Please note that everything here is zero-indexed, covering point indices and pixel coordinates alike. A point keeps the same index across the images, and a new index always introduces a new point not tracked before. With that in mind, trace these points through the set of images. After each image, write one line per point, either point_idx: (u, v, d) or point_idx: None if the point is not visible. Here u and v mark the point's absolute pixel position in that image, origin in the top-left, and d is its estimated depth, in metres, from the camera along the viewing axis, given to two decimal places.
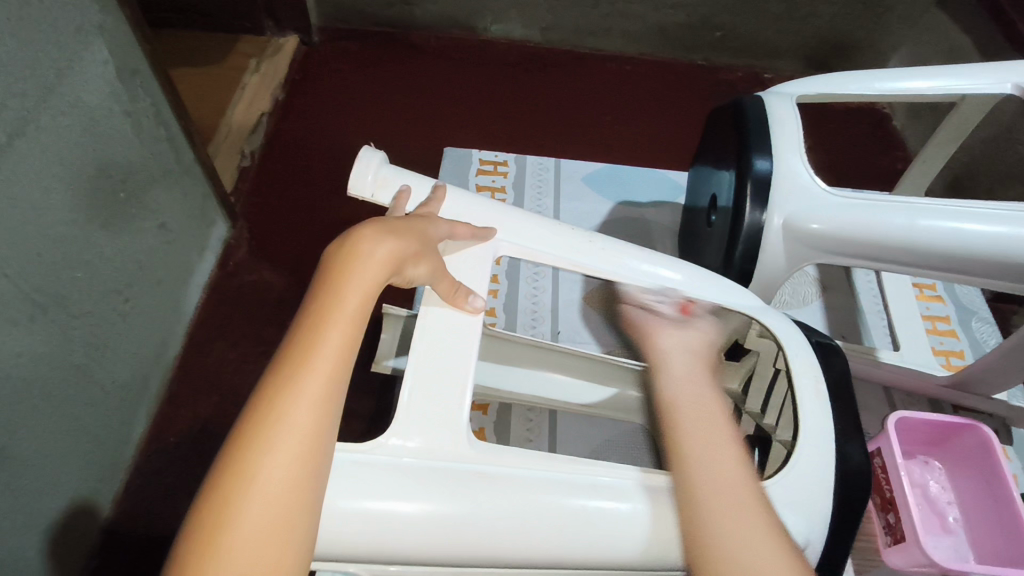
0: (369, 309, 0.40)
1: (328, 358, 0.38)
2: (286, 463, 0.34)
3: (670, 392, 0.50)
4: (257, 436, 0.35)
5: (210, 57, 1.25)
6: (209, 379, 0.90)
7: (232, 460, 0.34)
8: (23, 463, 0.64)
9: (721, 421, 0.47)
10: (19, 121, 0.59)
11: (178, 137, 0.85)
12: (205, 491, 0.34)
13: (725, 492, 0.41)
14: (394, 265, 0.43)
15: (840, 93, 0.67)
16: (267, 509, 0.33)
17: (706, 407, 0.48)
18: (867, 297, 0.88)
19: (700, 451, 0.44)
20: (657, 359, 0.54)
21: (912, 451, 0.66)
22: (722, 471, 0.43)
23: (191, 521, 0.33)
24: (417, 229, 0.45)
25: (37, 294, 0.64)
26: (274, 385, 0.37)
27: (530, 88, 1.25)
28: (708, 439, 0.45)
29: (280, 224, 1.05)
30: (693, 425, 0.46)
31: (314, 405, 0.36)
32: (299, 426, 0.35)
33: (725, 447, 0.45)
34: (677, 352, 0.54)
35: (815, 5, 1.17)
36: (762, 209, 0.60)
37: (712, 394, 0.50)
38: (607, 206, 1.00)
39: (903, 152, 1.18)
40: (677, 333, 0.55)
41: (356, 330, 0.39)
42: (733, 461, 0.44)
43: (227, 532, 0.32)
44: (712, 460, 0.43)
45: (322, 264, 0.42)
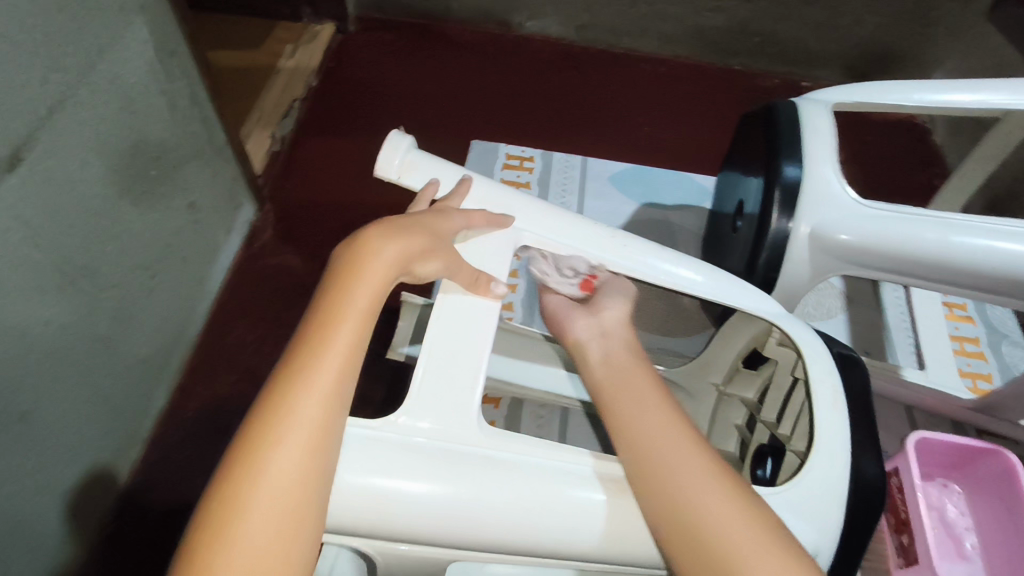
0: (378, 307, 0.41)
1: (339, 354, 0.38)
2: (296, 455, 0.35)
3: (594, 377, 0.48)
4: (267, 429, 0.35)
5: (247, 41, 1.28)
6: (229, 357, 0.91)
7: (241, 452, 0.34)
8: (46, 428, 0.66)
9: (649, 388, 0.45)
10: (59, 95, 0.61)
11: (212, 118, 0.87)
12: (214, 483, 0.34)
13: (672, 458, 0.41)
14: (404, 264, 0.43)
15: (876, 103, 0.65)
16: (277, 500, 0.33)
17: (629, 379, 0.46)
18: (894, 312, 0.86)
19: (634, 425, 0.43)
20: (576, 348, 0.51)
21: (930, 473, 0.65)
22: (662, 438, 0.42)
23: (202, 512, 0.33)
24: (430, 226, 0.45)
25: (68, 264, 0.66)
26: (283, 379, 0.37)
27: (561, 86, 1.24)
28: (632, 402, 0.44)
29: (306, 209, 1.06)
30: (627, 405, 0.44)
31: (323, 399, 0.37)
32: (309, 420, 0.36)
33: (656, 412, 0.43)
34: (593, 339, 0.51)
35: (858, 13, 1.14)
36: (789, 216, 0.59)
37: (638, 364, 0.48)
38: (631, 207, 0.99)
39: (940, 167, 1.15)
40: (591, 315, 0.52)
41: (365, 328, 0.40)
42: (669, 424, 0.43)
43: (237, 523, 0.32)
44: (648, 429, 0.42)
45: (331, 263, 0.42)
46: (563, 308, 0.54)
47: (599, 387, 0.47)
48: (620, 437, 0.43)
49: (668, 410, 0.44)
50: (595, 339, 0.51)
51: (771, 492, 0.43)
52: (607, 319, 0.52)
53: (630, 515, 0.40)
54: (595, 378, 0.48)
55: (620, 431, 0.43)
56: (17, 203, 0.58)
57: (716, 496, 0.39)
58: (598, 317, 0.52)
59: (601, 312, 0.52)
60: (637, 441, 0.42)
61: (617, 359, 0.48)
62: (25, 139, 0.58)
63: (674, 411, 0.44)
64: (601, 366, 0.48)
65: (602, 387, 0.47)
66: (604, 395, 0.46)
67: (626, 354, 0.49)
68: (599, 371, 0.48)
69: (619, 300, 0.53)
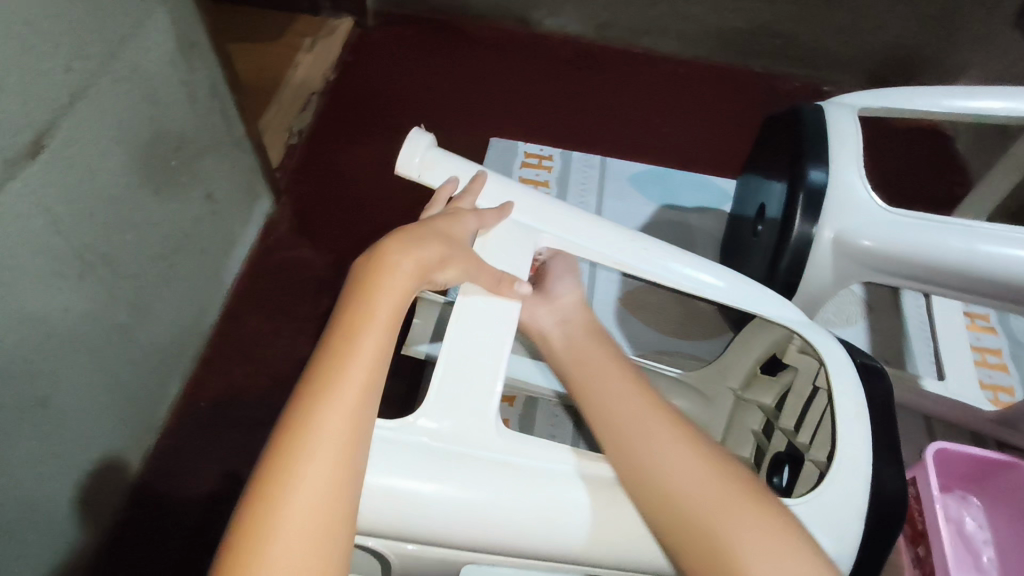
0: (399, 318, 0.40)
1: (363, 366, 0.38)
2: (323, 471, 0.34)
3: (562, 364, 0.51)
4: (296, 444, 0.34)
5: (266, 34, 1.28)
6: (244, 349, 0.92)
7: (270, 469, 0.34)
8: (63, 413, 0.66)
9: (613, 367, 0.48)
10: (81, 83, 0.61)
11: (231, 110, 0.87)
12: (243, 501, 0.34)
13: (637, 426, 0.43)
14: (422, 274, 0.43)
15: (904, 108, 0.64)
16: (308, 515, 0.33)
17: (589, 355, 0.50)
18: (914, 321, 0.85)
19: (601, 403, 0.46)
20: (539, 337, 0.54)
21: (949, 484, 0.63)
22: (625, 410, 0.44)
23: (232, 531, 0.33)
24: (447, 232, 0.45)
25: (87, 252, 0.66)
26: (306, 395, 0.36)
27: (580, 85, 1.24)
28: (592, 380, 0.48)
29: (324, 202, 1.07)
30: (586, 385, 0.48)
31: (347, 412, 0.36)
32: (337, 433, 0.35)
33: (620, 388, 0.46)
34: (554, 327, 0.53)
35: (881, 17, 1.13)
36: (812, 221, 0.58)
37: (604, 347, 0.51)
38: (650, 208, 0.98)
39: (963, 176, 1.14)
40: (547, 300, 0.55)
41: (387, 341, 0.39)
42: (631, 397, 0.45)
43: (267, 539, 0.32)
44: (613, 404, 0.45)
45: (351, 277, 0.42)
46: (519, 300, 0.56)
47: (569, 372, 0.50)
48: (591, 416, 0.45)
49: (632, 386, 0.46)
50: (557, 322, 0.54)
51: (793, 502, 0.43)
52: (561, 302, 0.55)
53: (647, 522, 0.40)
54: (563, 365, 0.51)
55: (589, 410, 0.46)
56: (38, 189, 0.59)
57: (681, 460, 0.41)
58: (552, 300, 0.55)
59: (552, 295, 0.56)
60: (605, 416, 0.44)
61: (582, 343, 0.51)
62: (47, 126, 0.58)
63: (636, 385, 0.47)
64: (566, 352, 0.51)
65: (570, 373, 0.50)
66: (572, 380, 0.49)
67: (592, 339, 0.52)
68: (567, 358, 0.51)
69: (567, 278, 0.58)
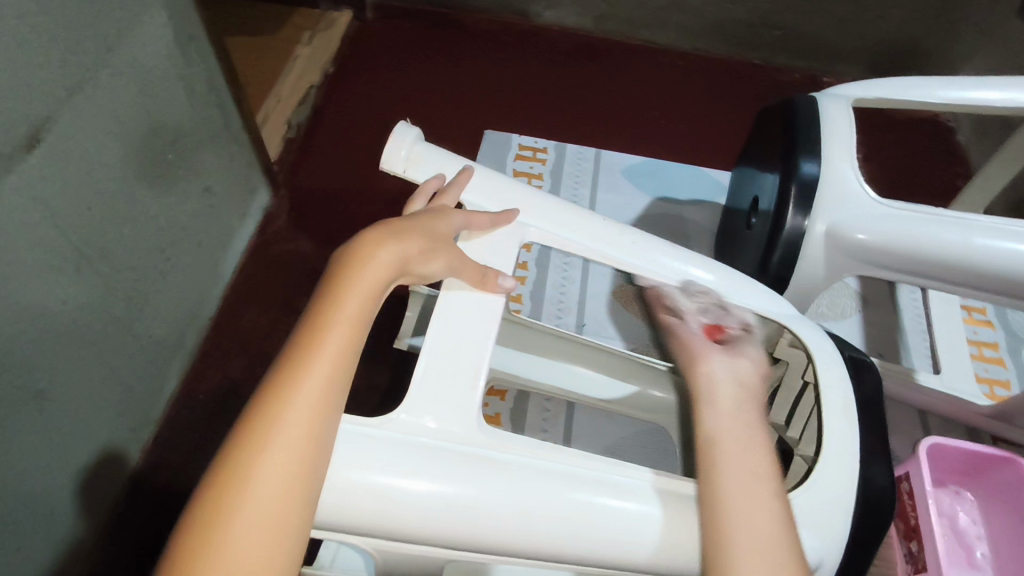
0: (370, 310, 0.40)
1: (328, 360, 0.37)
2: (281, 464, 0.34)
3: (712, 425, 0.44)
4: (253, 437, 0.34)
5: (264, 27, 1.28)
6: (241, 341, 0.92)
7: (228, 459, 0.34)
8: (62, 406, 0.67)
9: (765, 467, 0.42)
10: (80, 76, 0.61)
11: (228, 103, 0.87)
12: (202, 489, 0.34)
13: (764, 550, 0.38)
14: (402, 267, 0.43)
15: (899, 99, 0.63)
16: (262, 510, 0.33)
17: (751, 443, 0.43)
18: (910, 314, 0.84)
19: (741, 511, 0.39)
20: (702, 385, 0.47)
21: (943, 479, 0.63)
22: (762, 540, 0.38)
23: (188, 518, 0.33)
24: (428, 226, 0.45)
25: (84, 245, 0.66)
26: (272, 385, 0.36)
27: (578, 77, 1.23)
28: (749, 472, 0.41)
29: (319, 196, 1.07)
30: (736, 469, 0.41)
31: (310, 404, 0.36)
32: (296, 426, 0.35)
33: (765, 501, 0.40)
34: (726, 379, 0.47)
35: (884, 8, 1.11)
36: (804, 214, 0.57)
37: (759, 436, 0.44)
38: (645, 201, 0.98)
39: (963, 168, 1.12)
40: (727, 357, 0.49)
41: (356, 333, 0.39)
42: (777, 520, 0.39)
43: (222, 529, 0.32)
44: (750, 519, 0.39)
45: (329, 267, 0.42)
46: (699, 343, 0.50)
47: (714, 437, 0.43)
48: (715, 502, 0.40)
49: (781, 504, 0.40)
50: (728, 384, 0.47)
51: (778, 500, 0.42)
52: (744, 366, 0.48)
53: (631, 520, 0.40)
54: (705, 423, 0.44)
55: (720, 496, 0.40)
56: (35, 182, 0.59)
57: None
58: (734, 362, 0.48)
59: (736, 357, 0.49)
60: (739, 518, 0.39)
61: (744, 422, 0.44)
62: (44, 120, 0.58)
63: (782, 505, 0.40)
64: (715, 416, 0.44)
65: (716, 438, 0.43)
66: (714, 446, 0.42)
67: (749, 413, 0.45)
68: (720, 421, 0.44)
69: (752, 352, 0.50)
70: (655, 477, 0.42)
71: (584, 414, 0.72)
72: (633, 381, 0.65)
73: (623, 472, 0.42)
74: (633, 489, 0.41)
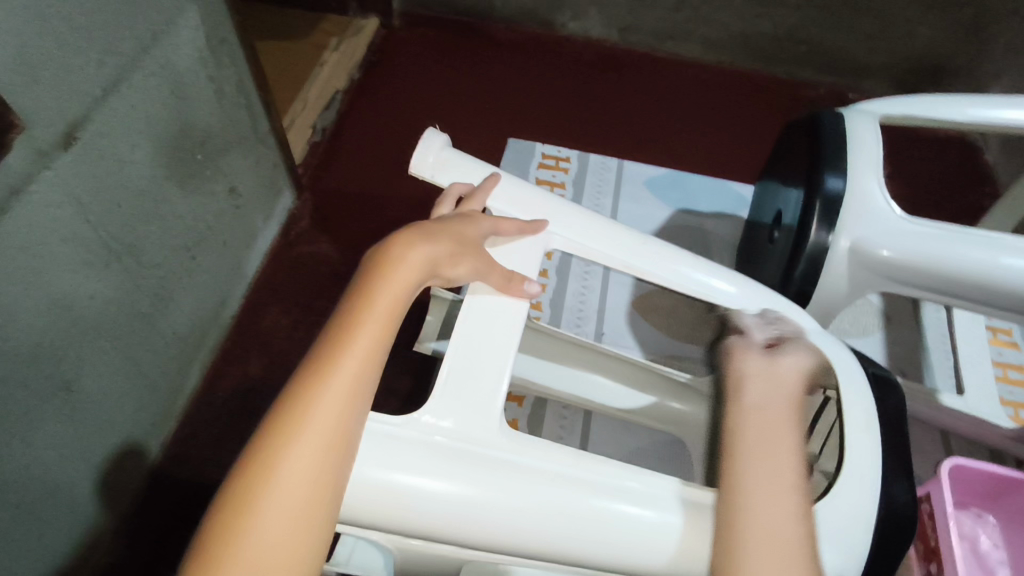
0: (400, 308, 0.41)
1: (358, 355, 0.38)
2: (308, 455, 0.35)
3: (736, 418, 0.44)
4: (283, 428, 0.35)
5: (294, 32, 1.30)
6: (262, 340, 0.94)
7: (258, 448, 0.35)
8: (86, 398, 0.68)
9: (786, 468, 0.41)
10: (115, 77, 0.63)
11: (256, 106, 0.89)
12: (233, 476, 0.35)
13: (773, 542, 0.38)
14: (430, 268, 0.44)
15: (927, 116, 0.63)
16: (289, 499, 0.34)
17: (774, 437, 0.42)
18: (934, 334, 0.83)
19: (753, 502, 0.39)
20: (735, 380, 0.46)
21: (965, 502, 0.62)
22: (772, 532, 0.38)
23: (218, 502, 0.34)
24: (456, 230, 0.45)
25: (113, 242, 0.68)
26: (303, 378, 0.37)
27: (601, 88, 1.23)
28: (764, 464, 0.41)
29: (343, 199, 1.08)
30: (754, 459, 0.41)
31: (338, 398, 0.36)
32: (324, 418, 0.36)
33: (779, 493, 0.40)
34: (757, 378, 0.46)
35: (911, 24, 1.10)
36: (828, 229, 0.57)
37: (791, 435, 0.43)
38: (666, 212, 0.98)
39: (990, 187, 1.11)
40: (766, 358, 0.47)
41: (387, 330, 0.40)
42: (788, 515, 0.39)
43: (250, 515, 0.33)
44: (759, 510, 0.39)
45: (362, 265, 0.43)
46: (741, 344, 0.49)
47: (738, 432, 0.43)
48: (730, 489, 0.40)
49: (799, 501, 0.40)
50: (760, 381, 0.45)
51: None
52: (782, 366, 0.46)
53: (648, 528, 0.40)
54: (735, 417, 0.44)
55: (737, 490, 0.40)
56: (69, 178, 0.60)
57: None
58: (777, 363, 0.47)
59: (780, 357, 0.47)
60: (748, 510, 0.39)
61: (776, 420, 0.43)
62: (80, 119, 0.60)
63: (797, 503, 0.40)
64: (750, 412, 0.44)
65: (743, 433, 0.43)
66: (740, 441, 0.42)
67: (781, 411, 0.44)
68: (754, 417, 0.43)
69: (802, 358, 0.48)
70: (677, 487, 0.42)
71: (601, 423, 0.72)
72: (653, 393, 0.65)
73: (643, 479, 0.42)
74: (653, 497, 0.41)
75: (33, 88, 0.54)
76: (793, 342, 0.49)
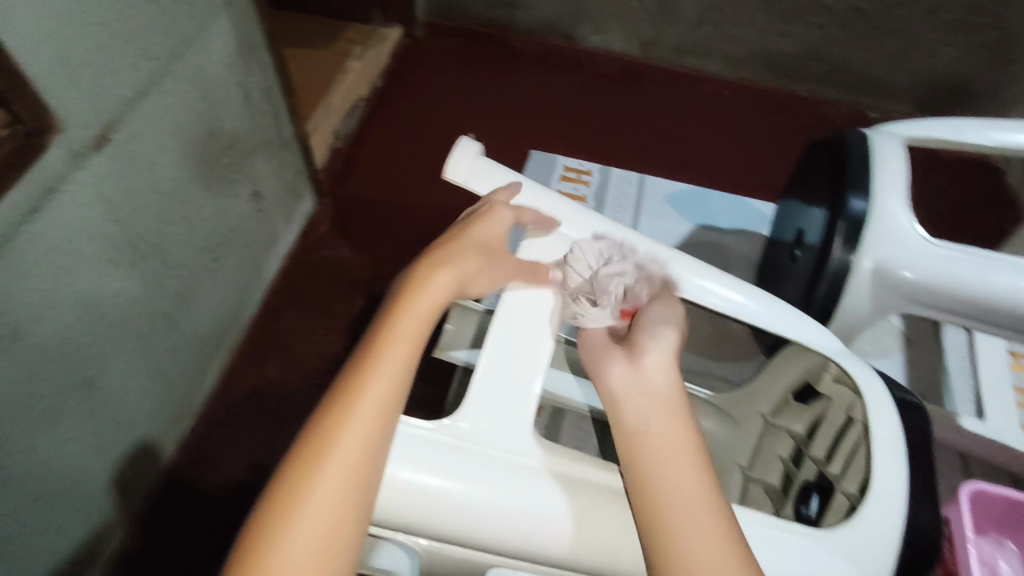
0: (432, 324, 0.42)
1: (387, 369, 0.39)
2: (340, 469, 0.35)
3: (627, 440, 0.40)
4: (319, 442, 0.36)
5: (318, 39, 1.32)
6: (279, 342, 0.95)
7: (296, 460, 0.36)
8: (108, 394, 0.69)
9: (697, 479, 0.38)
10: (148, 80, 0.64)
11: (281, 112, 0.90)
12: (269, 489, 0.36)
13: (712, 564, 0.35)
14: (459, 288, 0.44)
15: (953, 139, 0.63)
16: (321, 514, 0.34)
17: (668, 449, 0.39)
18: (955, 357, 0.83)
19: (677, 527, 0.36)
20: (609, 401, 0.42)
21: (984, 527, 0.62)
22: (704, 557, 0.35)
23: (255, 516, 0.35)
24: (478, 243, 0.47)
25: (139, 242, 0.69)
26: (337, 393, 0.38)
27: (622, 101, 1.24)
28: (672, 482, 0.38)
29: (363, 206, 1.10)
30: (663, 480, 0.38)
31: (368, 412, 0.37)
32: (356, 432, 0.36)
33: (699, 510, 0.37)
34: (633, 390, 0.42)
35: (936, 46, 1.10)
36: (851, 249, 0.57)
37: (683, 442, 0.39)
38: (686, 227, 0.98)
39: (1013, 211, 1.10)
40: (632, 362, 0.43)
41: (417, 346, 0.41)
42: (714, 528, 0.36)
43: (284, 528, 0.34)
44: (686, 535, 0.36)
45: (394, 285, 0.44)
46: (603, 348, 0.47)
47: (635, 459, 0.39)
48: (651, 521, 0.37)
49: (718, 513, 0.37)
50: (636, 393, 0.42)
51: (828, 539, 0.42)
52: (650, 368, 0.43)
53: None
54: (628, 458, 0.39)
55: (654, 516, 0.37)
56: (101, 179, 0.61)
57: None
58: (639, 364, 0.43)
59: (644, 356, 0.43)
60: (677, 535, 0.36)
61: (659, 430, 0.40)
62: (114, 121, 0.61)
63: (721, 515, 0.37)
64: (639, 448, 0.39)
65: (646, 475, 0.38)
66: (647, 485, 0.38)
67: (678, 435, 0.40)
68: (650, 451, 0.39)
69: (664, 336, 0.45)
70: None
71: None
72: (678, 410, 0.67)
73: None
74: None
75: (73, 92, 0.55)
76: (654, 325, 0.46)
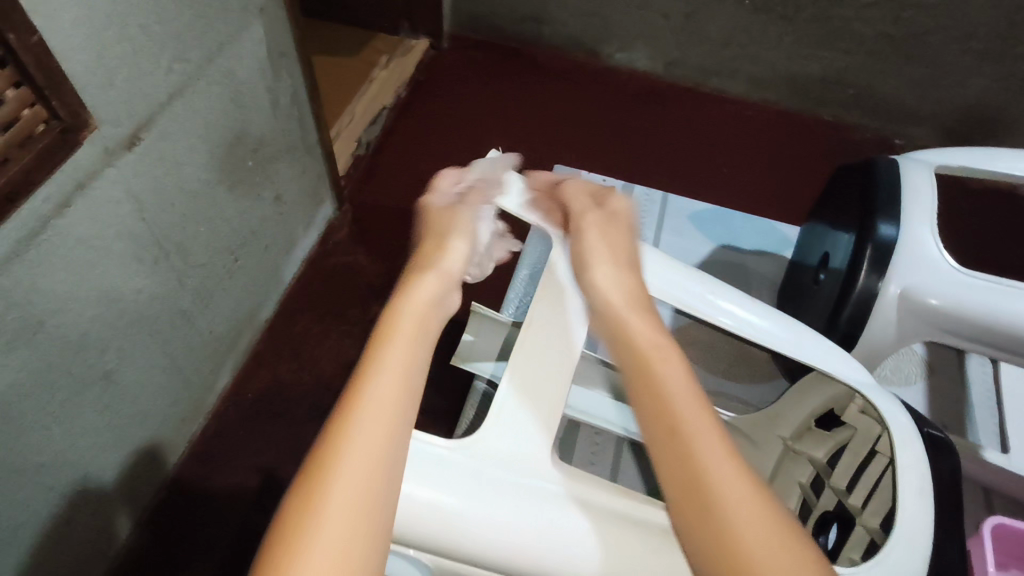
0: (423, 331, 0.45)
1: (393, 384, 0.40)
2: (354, 483, 0.36)
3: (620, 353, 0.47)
4: (330, 459, 0.37)
5: (346, 47, 1.34)
6: (295, 345, 0.95)
7: (308, 476, 0.36)
8: (124, 388, 0.70)
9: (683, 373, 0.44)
10: (180, 82, 0.65)
11: (307, 117, 0.91)
12: (283, 510, 0.35)
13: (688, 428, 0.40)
14: (445, 274, 0.51)
15: (983, 169, 0.63)
16: (333, 527, 0.34)
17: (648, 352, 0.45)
18: (979, 388, 0.82)
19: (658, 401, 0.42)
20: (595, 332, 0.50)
21: (1006, 563, 0.59)
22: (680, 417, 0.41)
23: (266, 543, 0.34)
24: (443, 230, 0.55)
25: (163, 239, 0.70)
26: (343, 412, 0.39)
27: (644, 119, 1.25)
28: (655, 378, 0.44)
29: (383, 213, 1.11)
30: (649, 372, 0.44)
31: (377, 427, 0.38)
32: (367, 447, 0.37)
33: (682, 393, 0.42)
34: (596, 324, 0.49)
35: (964, 75, 1.10)
36: (879, 276, 0.57)
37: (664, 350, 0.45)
38: (708, 247, 0.98)
39: None
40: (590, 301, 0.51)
41: (414, 359, 0.42)
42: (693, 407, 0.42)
43: (297, 543, 0.33)
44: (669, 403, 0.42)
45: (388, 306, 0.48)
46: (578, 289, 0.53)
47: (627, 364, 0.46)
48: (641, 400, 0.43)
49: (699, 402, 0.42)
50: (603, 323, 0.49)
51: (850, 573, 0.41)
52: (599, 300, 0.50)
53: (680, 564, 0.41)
54: (673, 469, 0.39)
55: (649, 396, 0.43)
56: (131, 176, 0.62)
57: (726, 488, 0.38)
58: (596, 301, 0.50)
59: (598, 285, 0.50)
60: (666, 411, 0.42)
61: (638, 345, 0.46)
62: (146, 121, 0.62)
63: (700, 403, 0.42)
64: (667, 418, 0.41)
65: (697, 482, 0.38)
66: (717, 524, 0.36)
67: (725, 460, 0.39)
68: (723, 500, 0.37)
69: (602, 274, 0.50)
70: None
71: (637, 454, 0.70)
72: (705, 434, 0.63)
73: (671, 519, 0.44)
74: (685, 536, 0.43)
75: (109, 91, 0.56)
76: (582, 272, 0.51)
